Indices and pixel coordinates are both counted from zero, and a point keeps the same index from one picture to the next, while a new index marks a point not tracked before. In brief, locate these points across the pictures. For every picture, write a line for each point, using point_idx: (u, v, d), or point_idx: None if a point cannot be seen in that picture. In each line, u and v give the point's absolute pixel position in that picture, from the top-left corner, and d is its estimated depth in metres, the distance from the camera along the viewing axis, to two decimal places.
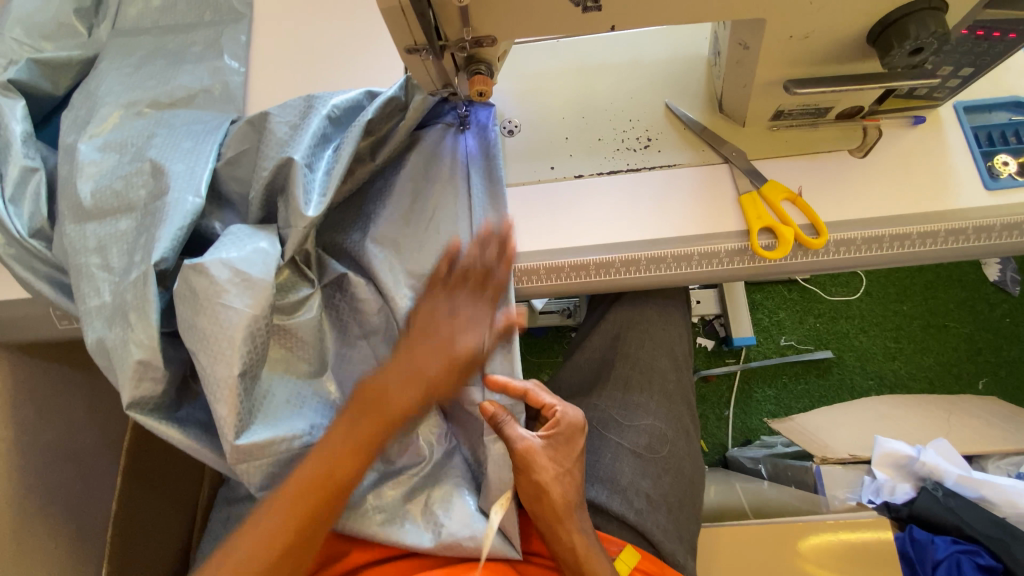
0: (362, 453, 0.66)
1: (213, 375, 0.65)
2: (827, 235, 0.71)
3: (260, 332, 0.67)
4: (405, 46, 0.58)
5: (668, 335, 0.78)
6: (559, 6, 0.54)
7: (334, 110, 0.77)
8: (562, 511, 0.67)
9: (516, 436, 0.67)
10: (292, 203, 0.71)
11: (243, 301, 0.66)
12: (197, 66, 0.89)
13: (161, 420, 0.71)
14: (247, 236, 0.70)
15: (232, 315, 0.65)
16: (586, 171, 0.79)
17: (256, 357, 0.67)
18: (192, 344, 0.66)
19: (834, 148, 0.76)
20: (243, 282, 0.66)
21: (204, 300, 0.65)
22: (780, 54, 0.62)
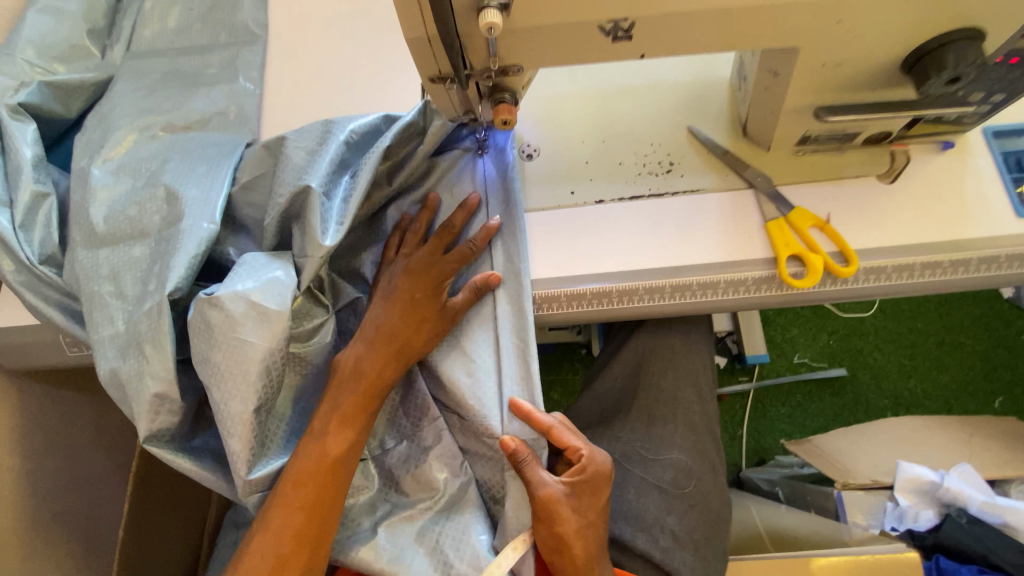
0: (350, 422, 0.69)
1: (228, 410, 0.64)
2: (857, 263, 0.69)
3: (276, 365, 0.66)
4: (429, 75, 0.57)
5: (692, 364, 0.76)
6: (590, 38, 0.53)
7: (352, 136, 0.76)
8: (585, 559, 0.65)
9: (539, 482, 0.65)
10: (308, 232, 0.70)
11: (260, 333, 0.64)
12: (213, 89, 0.88)
13: (177, 453, 0.69)
14: (262, 266, 0.68)
15: (249, 349, 0.64)
16: (607, 196, 0.77)
17: (272, 390, 0.66)
18: (207, 376, 0.64)
19: (861, 174, 0.74)
20: (260, 314, 0.65)
21: (219, 332, 0.64)
22: (810, 82, 0.61)
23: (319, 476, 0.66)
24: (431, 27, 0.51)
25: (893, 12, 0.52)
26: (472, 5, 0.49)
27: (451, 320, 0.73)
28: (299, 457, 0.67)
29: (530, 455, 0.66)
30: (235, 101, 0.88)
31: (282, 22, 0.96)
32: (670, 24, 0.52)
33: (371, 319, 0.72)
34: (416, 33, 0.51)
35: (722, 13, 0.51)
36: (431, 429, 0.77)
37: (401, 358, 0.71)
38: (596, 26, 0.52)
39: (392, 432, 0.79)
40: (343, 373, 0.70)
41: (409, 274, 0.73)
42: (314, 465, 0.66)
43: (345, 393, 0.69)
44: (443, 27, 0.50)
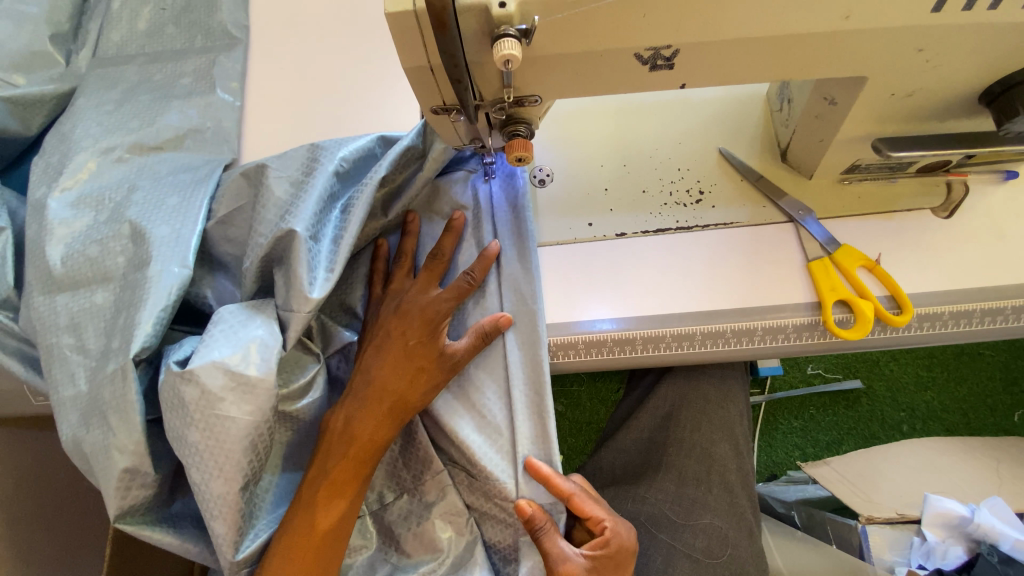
0: (340, 490, 0.62)
1: (209, 492, 0.57)
2: (912, 311, 0.62)
3: (262, 438, 0.59)
4: (433, 106, 0.49)
5: (728, 415, 0.69)
6: (624, 68, 0.45)
7: (343, 164, 0.67)
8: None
9: (559, 555, 0.59)
10: (293, 281, 0.61)
11: (242, 406, 0.57)
12: (187, 103, 0.79)
13: (154, 526, 0.62)
14: (240, 325, 0.60)
15: (230, 425, 0.56)
16: (630, 229, 0.69)
17: (257, 463, 0.59)
18: (183, 454, 0.57)
19: (913, 207, 0.67)
20: (241, 386, 0.57)
21: (195, 408, 0.56)
22: (872, 112, 0.53)
23: (309, 551, 0.60)
24: (433, 56, 0.43)
25: (984, 39, 0.44)
26: (484, 32, 0.41)
27: (453, 370, 0.64)
28: (286, 530, 0.61)
29: (548, 522, 0.61)
30: (210, 116, 0.79)
31: (263, 22, 0.86)
32: (720, 53, 0.43)
33: (362, 373, 0.64)
34: (417, 62, 0.43)
35: (784, 41, 0.43)
36: (434, 484, 0.69)
37: (395, 416, 0.63)
38: (632, 54, 0.43)
39: (392, 484, 0.71)
40: (331, 438, 0.63)
41: (402, 320, 0.64)
42: (302, 538, 0.60)
43: (334, 458, 0.62)
44: (447, 57, 0.41)
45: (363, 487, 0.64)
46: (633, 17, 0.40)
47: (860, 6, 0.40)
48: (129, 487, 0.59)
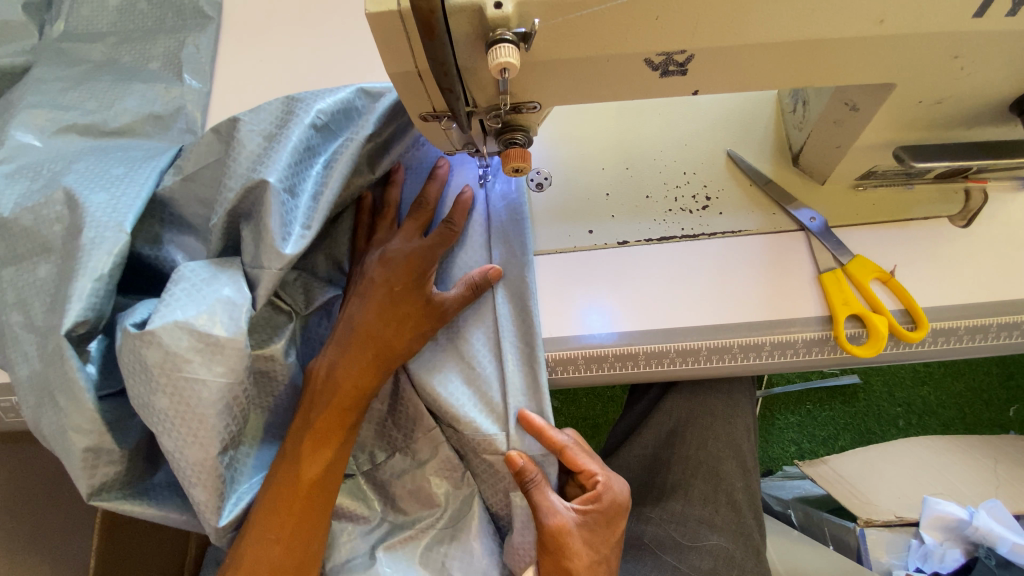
0: (325, 439, 0.58)
1: (184, 458, 0.54)
2: (927, 327, 0.59)
3: (239, 400, 0.56)
4: (421, 112, 0.45)
5: (733, 431, 0.68)
6: (632, 74, 0.40)
7: (321, 116, 0.61)
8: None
9: (549, 510, 0.58)
10: (264, 236, 0.57)
11: (212, 369, 0.53)
12: (150, 88, 0.74)
13: (134, 500, 0.59)
14: (205, 284, 0.55)
15: (202, 389, 0.53)
16: (632, 237, 0.65)
17: (235, 424, 0.56)
18: (150, 420, 0.54)
19: (931, 214, 0.63)
20: (210, 348, 0.53)
21: (162, 373, 0.52)
22: (896, 119, 0.49)
23: (296, 503, 0.57)
24: (420, 60, 0.38)
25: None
26: (477, 36, 0.36)
27: (442, 321, 0.62)
28: (270, 486, 0.57)
29: (539, 474, 0.59)
30: (177, 103, 0.73)
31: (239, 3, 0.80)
32: (738, 58, 0.39)
33: (346, 321, 0.61)
34: (402, 67, 0.39)
35: (810, 45, 0.39)
36: (426, 441, 0.66)
37: (381, 363, 0.60)
38: (642, 59, 0.39)
39: (383, 443, 0.68)
40: (315, 387, 0.60)
41: (388, 267, 0.62)
42: (287, 491, 0.57)
43: (319, 407, 0.59)
44: (435, 61, 0.37)
45: (350, 440, 0.61)
46: (645, 20, 0.36)
47: (896, 9, 0.36)
48: (98, 469, 0.56)
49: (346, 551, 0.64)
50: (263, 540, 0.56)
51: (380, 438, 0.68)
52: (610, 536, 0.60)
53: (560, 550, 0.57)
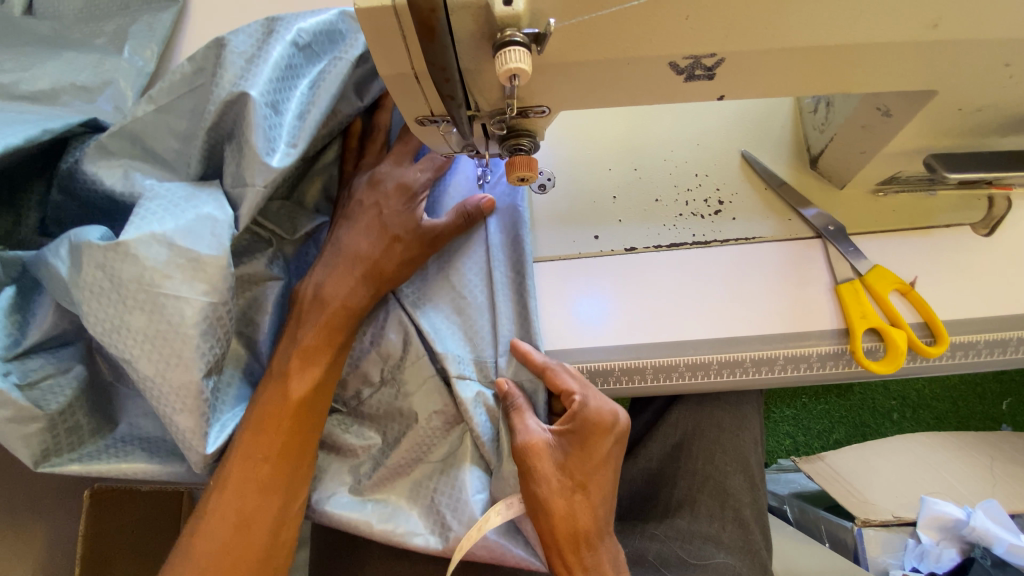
0: (312, 358, 0.55)
1: (164, 383, 0.49)
2: (947, 342, 0.57)
3: (222, 321, 0.51)
4: (417, 116, 0.40)
5: (740, 443, 0.66)
6: (653, 78, 0.36)
7: (305, 34, 0.56)
8: (577, 537, 0.55)
9: (522, 429, 0.55)
10: (247, 152, 0.53)
11: (193, 286, 0.49)
12: (80, 57, 0.66)
13: (91, 459, 0.53)
14: (184, 200, 0.52)
15: (182, 308, 0.49)
16: (641, 243, 0.62)
17: (221, 348, 0.52)
18: (120, 347, 0.49)
19: (952, 222, 0.61)
20: (189, 265, 0.49)
21: (139, 289, 0.48)
22: (932, 125, 0.45)
23: (284, 421, 0.53)
24: (418, 62, 0.34)
25: None
26: (484, 36, 0.32)
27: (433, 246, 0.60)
28: (258, 410, 0.54)
29: (520, 399, 0.57)
30: (106, 79, 0.65)
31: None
32: (772, 63, 0.36)
33: (334, 243, 0.59)
34: (397, 69, 0.35)
35: (852, 50, 0.35)
36: (415, 372, 0.60)
37: (371, 282, 0.58)
38: (666, 63, 0.35)
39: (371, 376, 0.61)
40: (302, 309, 0.57)
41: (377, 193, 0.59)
42: (275, 411, 0.53)
43: (307, 325, 0.56)
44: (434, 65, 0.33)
45: (341, 363, 0.58)
46: (673, 20, 0.32)
47: (952, 13, 0.33)
48: (30, 435, 0.50)
49: (326, 484, 0.59)
50: (249, 463, 0.52)
51: (360, 372, 0.61)
52: (592, 456, 0.55)
53: (526, 472, 0.54)
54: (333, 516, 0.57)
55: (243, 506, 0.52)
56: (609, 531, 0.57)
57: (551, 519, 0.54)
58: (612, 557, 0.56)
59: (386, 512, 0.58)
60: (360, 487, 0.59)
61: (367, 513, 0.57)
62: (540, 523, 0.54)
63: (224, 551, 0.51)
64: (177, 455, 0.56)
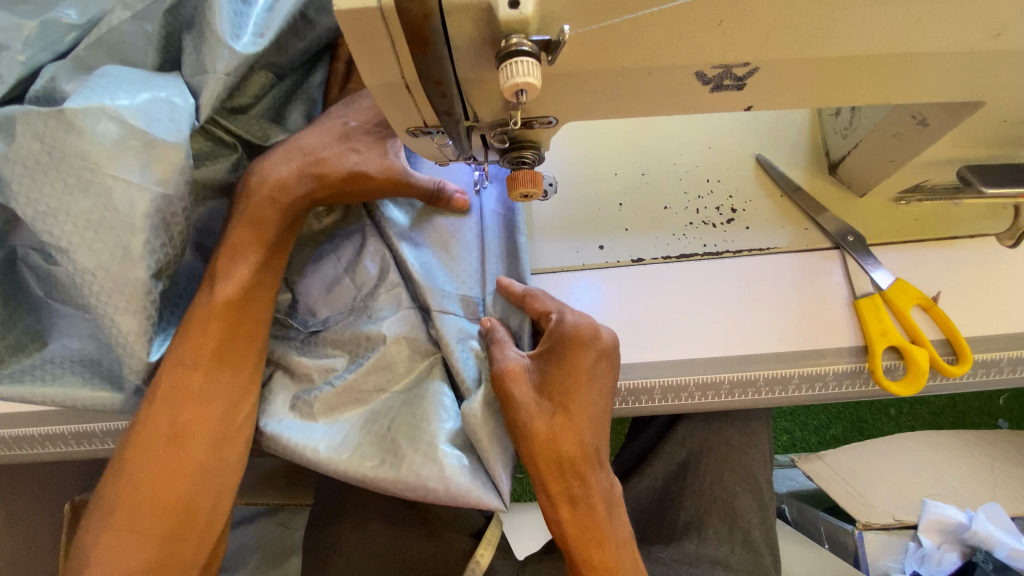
0: (245, 255, 0.50)
1: (101, 281, 0.46)
2: (970, 361, 0.54)
3: (174, 217, 0.47)
4: (409, 127, 0.36)
5: (750, 461, 0.63)
6: (677, 90, 0.32)
7: None
8: (564, 464, 0.48)
9: (499, 357, 0.51)
10: (207, 36, 0.48)
11: (145, 173, 0.46)
12: None
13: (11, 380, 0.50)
14: (135, 81, 0.47)
15: (130, 196, 0.45)
16: (649, 254, 0.58)
17: (173, 251, 0.48)
18: (59, 234, 0.45)
19: (976, 233, 0.57)
20: (144, 148, 0.45)
21: (85, 169, 0.44)
22: (973, 133, 0.42)
23: (217, 325, 0.49)
24: (408, 70, 0.30)
25: None
26: (486, 42, 0.28)
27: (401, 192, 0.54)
28: (196, 322, 0.49)
29: (501, 331, 0.53)
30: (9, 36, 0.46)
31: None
32: (810, 74, 0.32)
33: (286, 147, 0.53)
34: (384, 77, 0.30)
35: (900, 59, 0.31)
36: (389, 299, 0.55)
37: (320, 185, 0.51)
38: (693, 73, 0.31)
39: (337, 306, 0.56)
40: (239, 207, 0.52)
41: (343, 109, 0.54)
42: (204, 315, 0.49)
43: (240, 226, 0.50)
44: (426, 75, 0.28)
45: (280, 266, 0.53)
46: (702, 27, 0.28)
47: (1017, 21, 0.29)
48: None
49: (280, 411, 0.53)
50: (182, 375, 0.48)
51: (331, 301, 0.56)
52: (572, 374, 0.49)
53: (506, 400, 0.49)
54: (284, 444, 0.51)
55: (173, 420, 0.48)
56: (603, 456, 0.50)
57: (532, 442, 0.48)
58: (607, 487, 0.50)
59: (341, 441, 0.52)
60: (315, 412, 0.53)
61: (321, 444, 0.51)
62: (521, 447, 0.49)
63: (155, 470, 0.47)
64: (114, 377, 0.52)
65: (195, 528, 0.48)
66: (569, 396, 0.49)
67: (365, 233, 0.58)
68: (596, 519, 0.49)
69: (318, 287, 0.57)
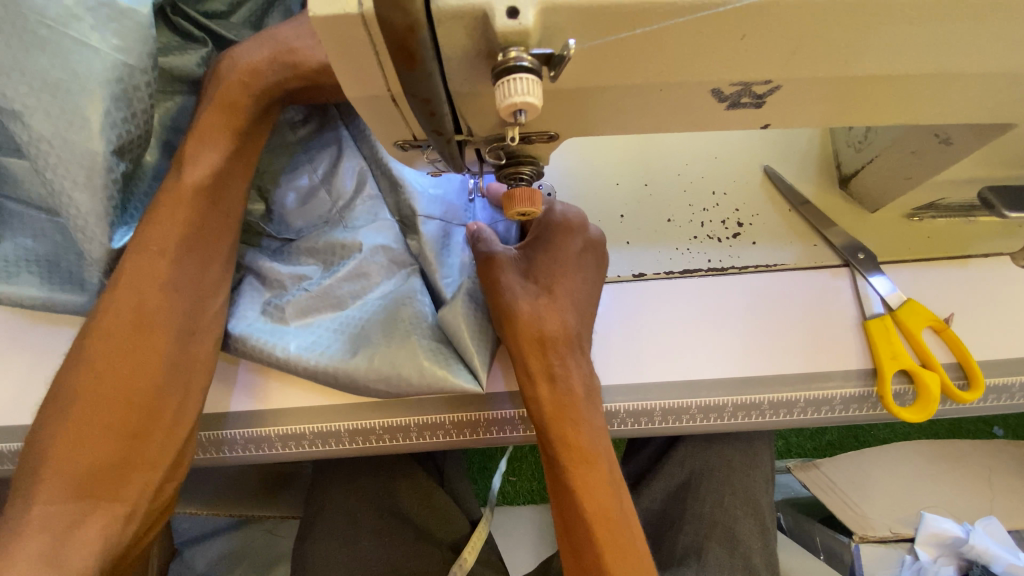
0: (212, 135, 0.46)
1: (54, 151, 0.42)
2: (984, 386, 0.51)
3: (139, 88, 0.44)
4: (397, 140, 0.33)
5: (751, 484, 0.60)
6: (689, 108, 0.30)
7: None
8: (543, 340, 0.47)
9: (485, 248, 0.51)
10: None
11: (107, 36, 0.43)
12: None
13: None
14: None
15: (90, 59, 0.42)
16: (650, 269, 0.55)
17: (137, 129, 0.44)
18: (12, 96, 0.41)
19: (991, 251, 0.55)
20: (105, 11, 0.43)
21: (41, 24, 0.41)
22: (999, 149, 0.39)
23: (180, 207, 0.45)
24: (393, 82, 0.27)
25: None
26: (481, 55, 0.25)
27: None
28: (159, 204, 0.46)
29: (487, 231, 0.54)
30: None
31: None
32: (835, 91, 0.29)
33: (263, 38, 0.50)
34: (367, 89, 0.27)
35: (930, 76, 0.29)
36: (369, 209, 0.54)
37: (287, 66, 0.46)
38: (709, 90, 0.28)
39: (314, 216, 0.54)
40: (208, 91, 0.48)
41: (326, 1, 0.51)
42: (168, 198, 0.45)
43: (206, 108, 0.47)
44: (411, 91, 0.26)
45: (251, 155, 0.49)
46: (722, 40, 0.25)
47: None
48: None
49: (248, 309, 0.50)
50: (144, 255, 0.44)
51: (305, 213, 0.54)
52: (557, 257, 0.50)
53: (488, 286, 0.49)
54: (251, 345, 0.48)
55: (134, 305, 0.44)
56: (584, 343, 0.48)
57: (514, 321, 0.47)
58: (587, 375, 0.47)
59: (310, 340, 0.48)
60: (286, 315, 0.50)
61: (290, 343, 0.48)
62: (503, 328, 0.48)
63: (117, 356, 0.43)
64: (70, 274, 0.48)
65: (163, 423, 0.44)
66: (556, 278, 0.50)
67: (342, 146, 0.55)
68: (575, 399, 0.46)
69: (292, 191, 0.53)
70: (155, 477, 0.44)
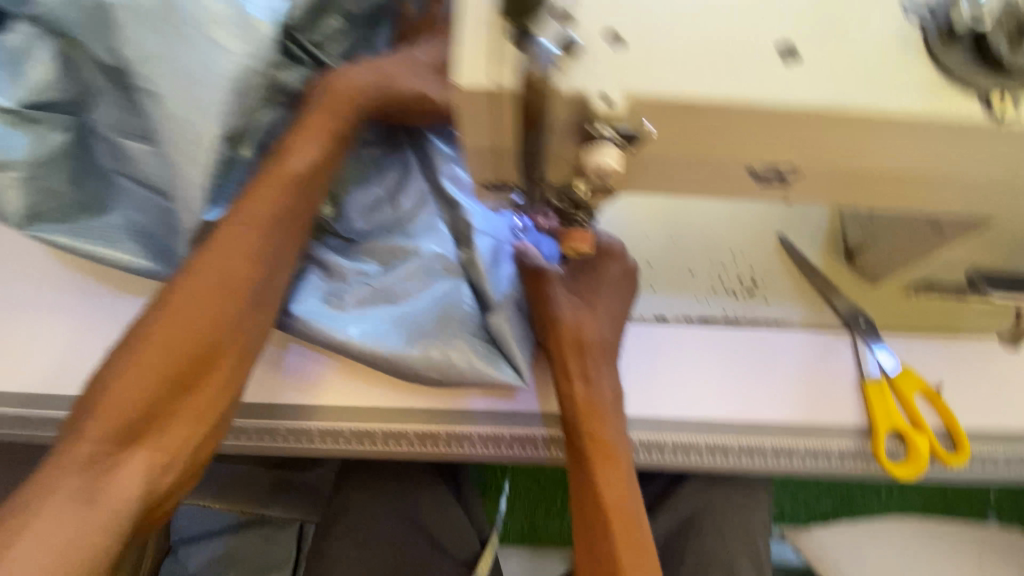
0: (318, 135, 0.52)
1: (181, 133, 0.47)
2: (969, 452, 0.56)
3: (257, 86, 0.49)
4: (484, 180, 0.40)
5: (750, 525, 0.64)
6: (727, 179, 0.37)
7: None
8: (582, 347, 0.53)
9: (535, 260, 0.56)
10: None
11: (237, 40, 0.47)
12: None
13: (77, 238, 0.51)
14: None
15: (222, 58, 0.47)
16: (673, 314, 0.61)
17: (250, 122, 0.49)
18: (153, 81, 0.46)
19: (980, 331, 0.61)
20: (240, 20, 0.47)
21: (190, 24, 0.46)
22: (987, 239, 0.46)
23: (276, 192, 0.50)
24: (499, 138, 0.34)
25: None
26: (573, 124, 0.32)
27: None
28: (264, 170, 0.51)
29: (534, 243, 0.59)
30: None
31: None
32: (846, 178, 0.36)
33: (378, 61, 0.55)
34: (482, 140, 0.35)
35: (924, 175, 0.35)
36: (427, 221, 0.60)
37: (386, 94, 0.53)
38: (745, 168, 0.35)
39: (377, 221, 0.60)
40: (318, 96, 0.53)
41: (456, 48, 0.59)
42: (267, 180, 0.51)
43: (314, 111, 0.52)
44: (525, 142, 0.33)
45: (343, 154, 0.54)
46: (765, 134, 0.32)
47: None
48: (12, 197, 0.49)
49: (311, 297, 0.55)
50: (253, 217, 0.50)
51: (370, 218, 0.60)
52: (599, 277, 0.56)
53: (537, 295, 0.54)
54: (314, 326, 0.53)
55: (236, 256, 0.49)
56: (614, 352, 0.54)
57: (557, 328, 0.53)
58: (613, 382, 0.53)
59: (368, 326, 0.54)
60: (346, 303, 0.55)
61: (350, 328, 0.54)
62: (546, 334, 0.54)
63: (212, 294, 0.49)
64: (161, 246, 0.53)
65: (217, 379, 0.49)
66: (595, 294, 0.55)
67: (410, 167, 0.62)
68: (603, 403, 0.51)
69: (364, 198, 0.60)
70: (197, 432, 0.50)
